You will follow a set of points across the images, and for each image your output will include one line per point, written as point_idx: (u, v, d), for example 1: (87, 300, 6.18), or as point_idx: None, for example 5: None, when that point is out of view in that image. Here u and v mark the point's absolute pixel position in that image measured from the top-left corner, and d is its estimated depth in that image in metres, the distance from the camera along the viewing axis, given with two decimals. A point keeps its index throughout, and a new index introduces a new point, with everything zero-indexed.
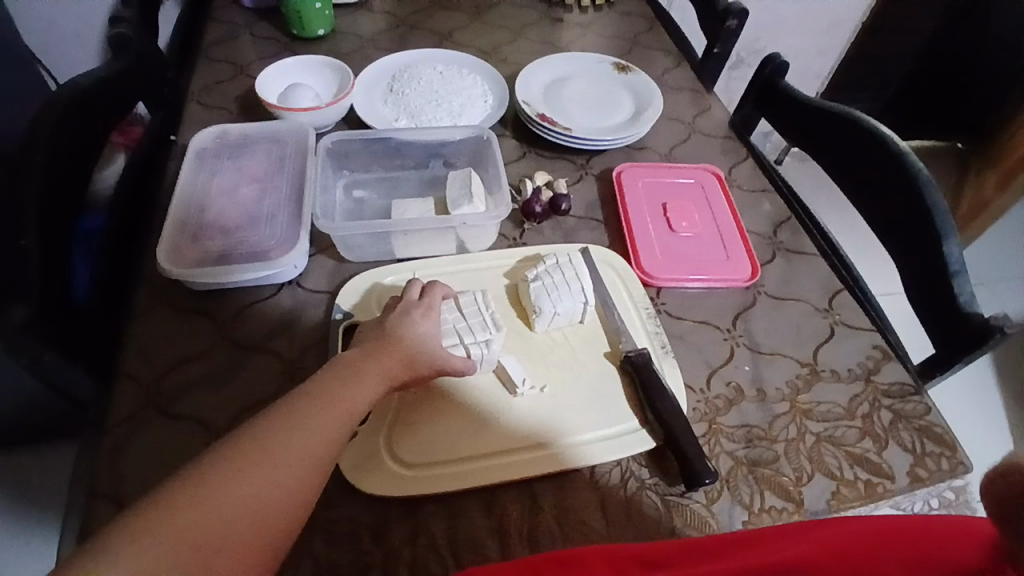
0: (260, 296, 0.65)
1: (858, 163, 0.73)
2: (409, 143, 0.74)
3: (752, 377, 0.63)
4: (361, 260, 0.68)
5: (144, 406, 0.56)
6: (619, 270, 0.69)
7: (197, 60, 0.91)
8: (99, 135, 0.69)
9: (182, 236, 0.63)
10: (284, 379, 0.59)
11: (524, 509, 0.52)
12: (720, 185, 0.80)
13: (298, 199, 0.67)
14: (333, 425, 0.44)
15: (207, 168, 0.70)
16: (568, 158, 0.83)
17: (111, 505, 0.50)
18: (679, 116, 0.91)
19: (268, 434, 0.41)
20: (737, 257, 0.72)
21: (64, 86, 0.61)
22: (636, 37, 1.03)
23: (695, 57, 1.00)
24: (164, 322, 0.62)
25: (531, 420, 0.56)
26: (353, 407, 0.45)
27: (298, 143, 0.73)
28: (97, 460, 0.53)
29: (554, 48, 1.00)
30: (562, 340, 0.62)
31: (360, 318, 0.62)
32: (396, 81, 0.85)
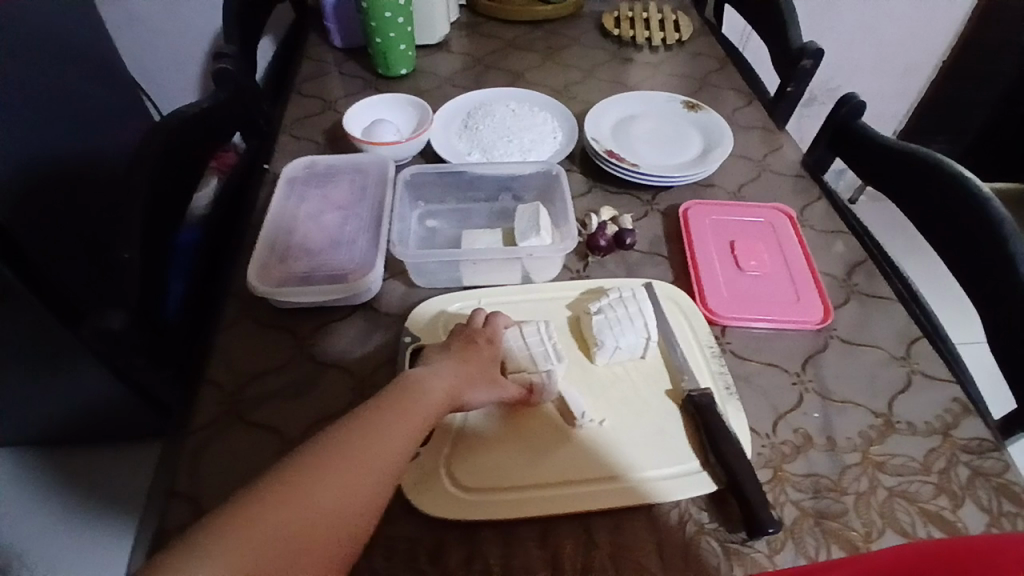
0: (335, 316, 0.69)
1: (939, 207, 0.71)
2: (481, 176, 0.77)
3: (820, 424, 0.61)
4: (431, 286, 0.71)
5: (226, 413, 0.61)
6: (682, 307, 0.69)
7: (290, 95, 0.99)
8: (201, 163, 0.76)
9: (270, 257, 0.68)
10: (353, 396, 0.62)
11: (578, 542, 0.52)
12: (790, 225, 0.78)
13: (376, 227, 0.71)
14: (394, 444, 0.45)
15: (295, 195, 0.75)
16: (634, 194, 0.84)
17: (192, 503, 0.54)
18: (749, 155, 0.90)
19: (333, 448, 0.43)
20: (806, 299, 0.70)
21: (178, 117, 0.68)
22: (706, 76, 1.04)
23: (766, 96, 1.00)
24: (248, 336, 0.67)
25: (589, 453, 0.56)
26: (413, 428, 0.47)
27: (378, 174, 0.77)
28: (183, 461, 0.57)
29: (623, 86, 1.02)
30: (623, 375, 0.62)
31: (427, 341, 0.65)
32: (470, 117, 0.90)
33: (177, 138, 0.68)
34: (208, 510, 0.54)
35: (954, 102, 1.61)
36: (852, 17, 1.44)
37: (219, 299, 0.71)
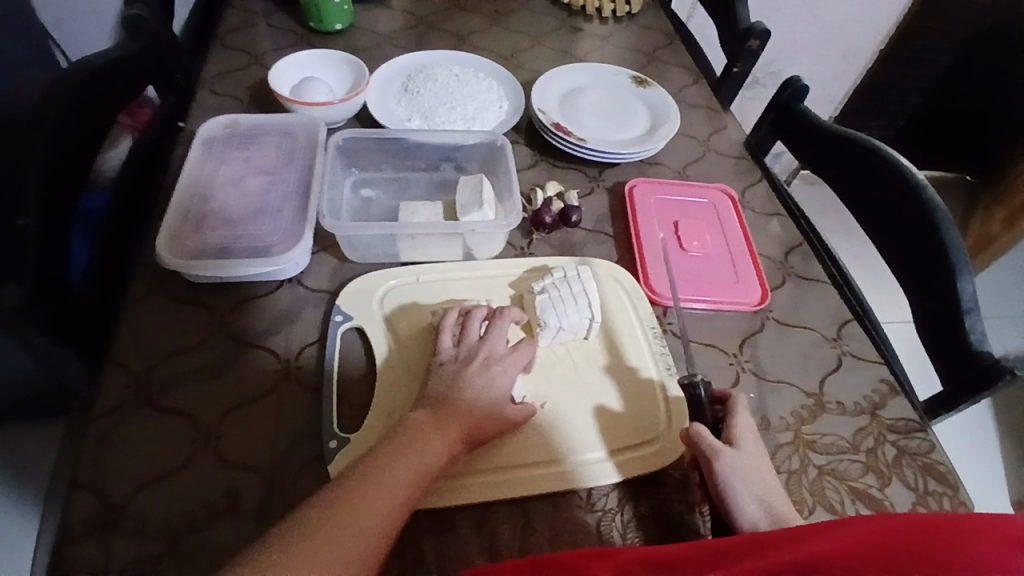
0: (260, 291, 0.63)
1: (873, 192, 0.72)
2: (421, 145, 0.73)
3: (755, 404, 0.61)
4: (365, 260, 0.67)
5: (136, 397, 0.55)
6: (626, 286, 0.68)
7: (212, 46, 0.90)
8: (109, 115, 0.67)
9: (184, 225, 0.62)
10: (279, 378, 0.57)
11: (517, 528, 0.50)
12: (732, 206, 0.78)
13: (305, 195, 0.66)
14: (414, 471, 0.45)
15: (213, 156, 0.68)
16: (580, 169, 0.82)
17: (97, 497, 0.49)
18: (694, 133, 0.90)
19: (354, 486, 0.43)
20: (746, 280, 0.71)
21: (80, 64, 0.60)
22: (655, 51, 1.02)
23: (712, 75, 0.99)
24: (160, 311, 0.61)
25: (531, 437, 0.55)
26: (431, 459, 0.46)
27: (307, 138, 0.71)
28: (85, 450, 0.51)
29: (572, 56, 0.99)
30: (566, 356, 0.61)
31: (361, 320, 0.61)
32: (411, 81, 0.84)
33: (82, 88, 0.60)
34: (114, 502, 0.49)
35: (883, 91, 1.68)
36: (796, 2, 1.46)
37: (128, 269, 0.64)
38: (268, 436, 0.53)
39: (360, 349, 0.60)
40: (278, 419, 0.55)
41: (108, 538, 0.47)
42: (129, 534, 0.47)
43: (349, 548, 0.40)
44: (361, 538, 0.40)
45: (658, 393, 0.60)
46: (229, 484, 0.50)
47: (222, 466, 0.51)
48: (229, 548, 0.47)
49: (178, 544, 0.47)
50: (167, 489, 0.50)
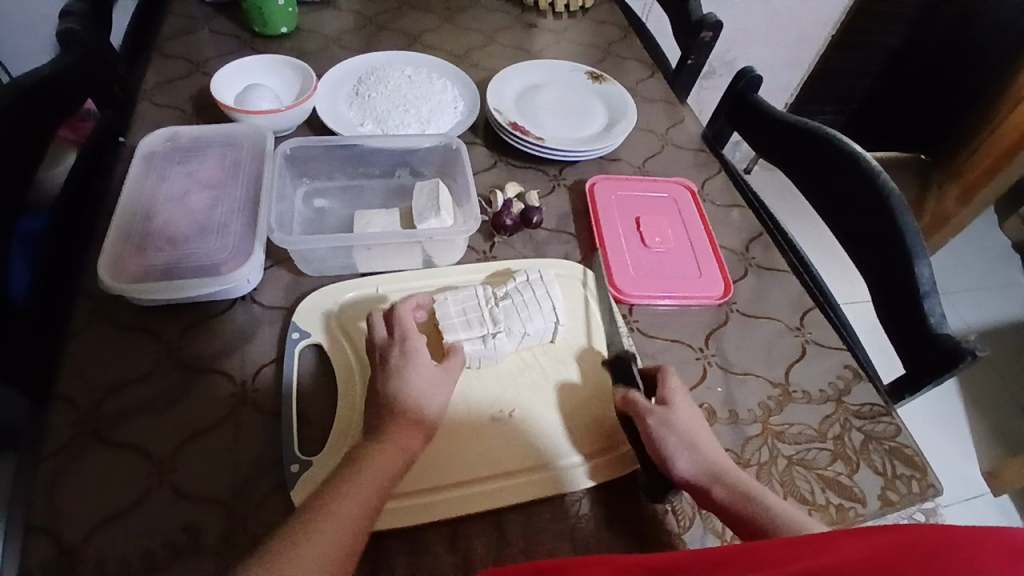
0: (212, 311, 0.61)
1: (829, 180, 0.73)
2: (374, 150, 0.70)
3: (723, 398, 0.61)
4: (321, 274, 0.64)
5: (84, 433, 0.52)
6: (591, 286, 0.67)
7: (150, 54, 0.86)
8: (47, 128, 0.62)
9: (126, 247, 0.59)
10: (235, 404, 0.55)
11: (491, 542, 0.49)
12: (693, 200, 0.78)
13: (253, 209, 0.63)
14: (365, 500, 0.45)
15: (155, 172, 0.65)
16: (540, 168, 0.81)
17: (47, 544, 0.46)
18: (652, 127, 0.90)
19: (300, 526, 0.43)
20: (709, 274, 0.71)
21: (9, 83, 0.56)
22: (610, 45, 1.01)
23: (668, 68, 0.99)
24: (105, 340, 0.58)
25: (500, 447, 0.54)
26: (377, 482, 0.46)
27: (254, 149, 0.68)
28: (34, 496, 0.48)
29: (527, 53, 0.97)
30: (533, 362, 0.60)
31: (320, 337, 0.59)
32: (362, 83, 0.82)
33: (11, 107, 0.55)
34: (66, 547, 0.46)
35: (836, 77, 1.71)
36: None
37: (70, 297, 0.60)
38: (228, 465, 0.51)
39: (321, 366, 0.57)
40: (237, 446, 0.52)
41: None
42: None
43: None
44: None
45: None
46: (188, 519, 0.48)
47: (179, 501, 0.49)
48: None
49: None
50: (124, 529, 0.47)
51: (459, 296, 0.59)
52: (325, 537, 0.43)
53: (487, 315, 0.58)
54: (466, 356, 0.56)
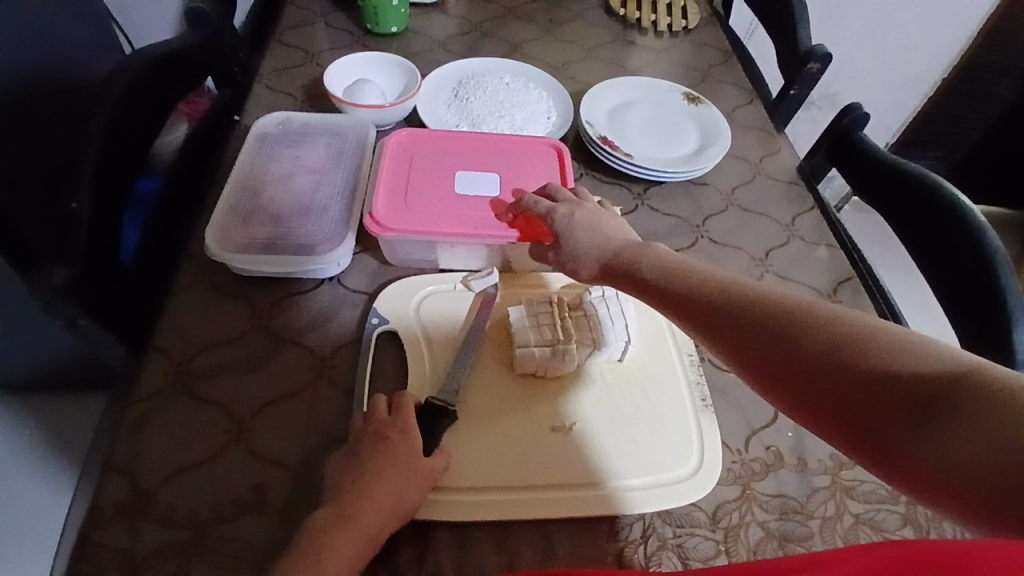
0: (301, 288, 0.64)
1: (929, 232, 0.69)
2: (457, 155, 0.68)
3: (793, 444, 0.59)
4: (405, 265, 0.66)
5: (175, 385, 0.56)
6: (666, 309, 0.66)
7: (271, 42, 0.92)
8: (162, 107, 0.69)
9: (234, 218, 0.63)
10: (311, 377, 0.58)
11: (537, 550, 0.49)
12: (552, 159, 0.69)
13: (350, 196, 0.67)
14: (403, 493, 0.47)
15: (267, 151, 0.70)
16: (626, 186, 0.81)
17: (128, 482, 0.50)
18: (745, 156, 0.88)
19: (339, 522, 0.45)
20: (510, 170, 0.68)
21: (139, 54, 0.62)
22: (710, 68, 1.00)
23: (767, 96, 0.97)
24: (204, 303, 0.62)
25: (555, 458, 0.54)
26: (410, 484, 0.48)
27: (357, 141, 0.73)
28: (121, 435, 0.52)
29: (624, 70, 0.97)
30: (599, 379, 0.59)
31: (397, 325, 0.60)
32: (462, 87, 0.85)
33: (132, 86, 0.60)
34: (145, 488, 0.50)
35: (946, 121, 1.61)
36: (855, 27, 1.45)
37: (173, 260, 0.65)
38: (298, 435, 0.54)
39: (395, 352, 0.60)
40: (307, 418, 0.55)
41: (135, 522, 0.48)
42: (156, 521, 0.48)
43: (339, 565, 0.43)
44: (349, 554, 0.44)
45: (691, 425, 0.58)
46: (260, 479, 0.51)
47: (252, 460, 0.52)
48: (255, 546, 0.48)
49: (203, 536, 0.48)
50: (199, 480, 0.51)
51: (533, 304, 0.60)
52: (376, 513, 0.46)
53: (559, 328, 0.58)
54: (534, 362, 0.57)
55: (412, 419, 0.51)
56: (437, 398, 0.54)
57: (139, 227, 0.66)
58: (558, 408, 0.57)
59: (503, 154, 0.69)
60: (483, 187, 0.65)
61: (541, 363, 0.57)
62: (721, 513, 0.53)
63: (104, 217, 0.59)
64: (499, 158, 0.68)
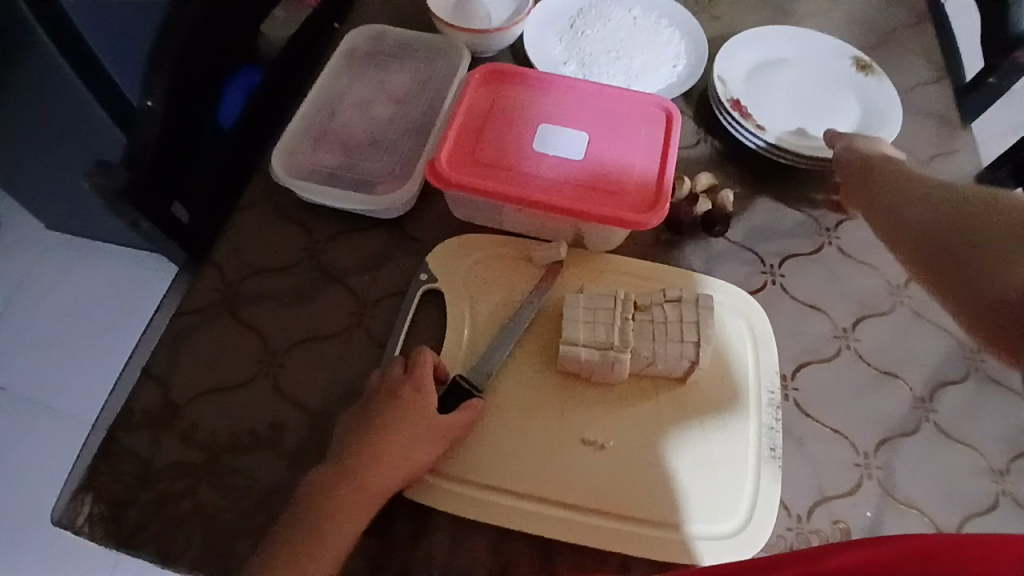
0: (358, 224, 0.61)
1: None
2: (549, 104, 0.59)
3: (868, 524, 0.49)
4: (468, 219, 0.60)
5: (220, 302, 0.56)
6: (754, 330, 0.56)
7: None
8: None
9: (303, 140, 0.60)
10: (347, 322, 0.55)
11: (534, 567, 0.45)
12: (658, 124, 0.58)
13: (424, 134, 0.61)
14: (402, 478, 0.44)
15: (351, 68, 0.65)
16: (746, 164, 0.67)
17: (161, 390, 0.51)
18: (912, 149, 0.70)
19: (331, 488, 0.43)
20: (607, 130, 0.58)
21: None
22: (897, 28, 0.79)
23: (962, 78, 0.76)
24: (264, 223, 0.61)
25: (579, 473, 0.48)
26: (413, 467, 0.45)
27: (446, 69, 0.65)
28: (163, 343, 0.53)
29: (783, 17, 0.80)
30: (651, 394, 0.51)
31: (444, 286, 0.56)
32: (580, 15, 0.73)
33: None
34: (174, 401, 0.51)
35: None
36: None
37: (241, 178, 0.63)
38: (321, 382, 0.52)
39: (435, 314, 0.55)
40: (335, 365, 0.53)
41: (160, 433, 0.49)
42: (177, 436, 0.49)
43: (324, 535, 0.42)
44: (334, 526, 0.42)
45: (747, 476, 0.49)
46: (278, 417, 0.51)
47: (274, 398, 0.51)
48: (259, 484, 0.48)
49: (215, 462, 0.48)
50: (221, 406, 0.51)
51: (594, 293, 0.52)
52: (370, 487, 0.44)
53: (616, 330, 0.50)
54: (578, 362, 0.50)
55: (432, 396, 0.47)
56: (465, 377, 0.50)
57: (239, 98, 0.62)
58: (595, 418, 0.50)
59: (601, 111, 0.59)
60: (570, 146, 0.56)
61: (588, 365, 0.50)
62: None
63: (207, 91, 0.56)
64: (595, 113, 0.58)
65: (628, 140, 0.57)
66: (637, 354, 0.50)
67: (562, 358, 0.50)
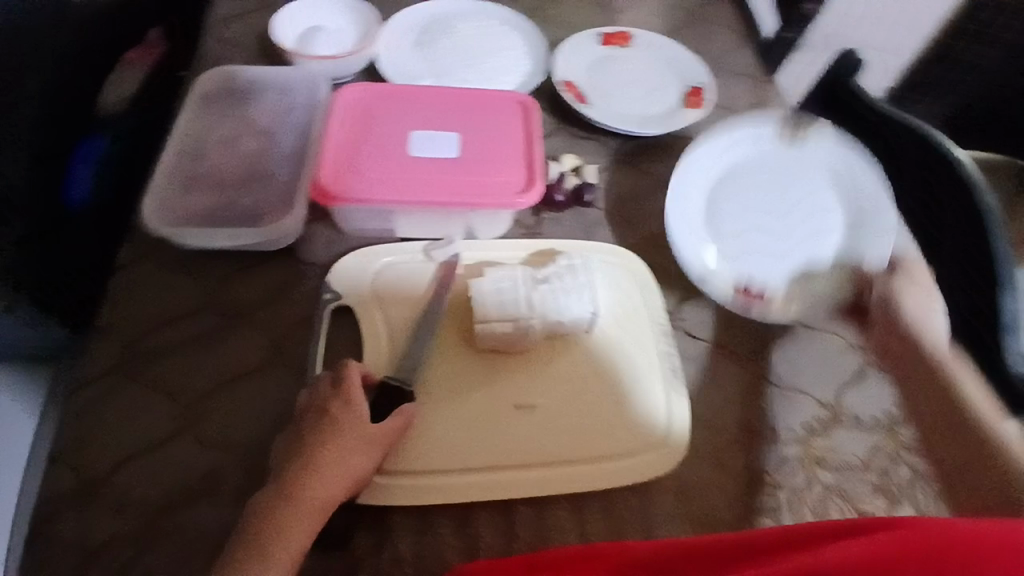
0: (253, 260, 0.61)
1: (926, 190, 0.65)
2: (415, 112, 0.63)
3: (766, 415, 0.57)
4: (361, 233, 0.62)
5: (119, 367, 0.54)
6: (639, 279, 0.63)
7: None
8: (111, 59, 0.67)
9: (174, 187, 0.59)
10: (262, 357, 0.55)
11: (498, 531, 0.48)
12: (517, 117, 0.64)
13: (299, 161, 0.62)
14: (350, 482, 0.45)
15: (209, 112, 0.65)
16: (602, 141, 0.76)
17: (77, 470, 0.48)
18: (730, 106, 0.82)
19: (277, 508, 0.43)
20: (474, 127, 0.63)
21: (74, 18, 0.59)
22: (698, 9, 0.93)
23: (758, 41, 0.90)
24: (149, 277, 0.59)
25: (520, 436, 0.52)
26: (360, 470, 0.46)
27: (308, 97, 0.67)
28: (67, 424, 0.50)
29: (605, 12, 0.90)
30: (566, 352, 0.57)
31: (353, 301, 0.57)
32: (426, 32, 0.78)
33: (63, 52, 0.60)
34: (93, 477, 0.48)
35: None
36: None
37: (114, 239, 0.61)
38: (249, 419, 0.52)
39: (351, 328, 0.57)
40: (261, 399, 0.53)
41: (85, 513, 0.46)
42: (103, 511, 0.47)
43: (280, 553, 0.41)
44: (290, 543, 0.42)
45: (659, 400, 0.56)
46: (210, 464, 0.49)
47: (200, 446, 0.50)
48: (205, 535, 0.46)
49: (151, 526, 0.46)
50: (144, 469, 0.49)
51: (496, 275, 0.57)
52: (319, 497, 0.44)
53: (522, 301, 0.55)
54: (496, 338, 0.54)
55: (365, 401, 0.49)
56: (393, 378, 0.52)
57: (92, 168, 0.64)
58: (523, 384, 0.55)
59: (464, 111, 0.64)
60: (443, 146, 0.61)
61: (506, 338, 0.54)
62: (686, 489, 0.52)
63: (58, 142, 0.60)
64: (460, 114, 0.63)
65: (494, 133, 0.62)
66: (545, 318, 0.55)
67: (480, 337, 0.54)
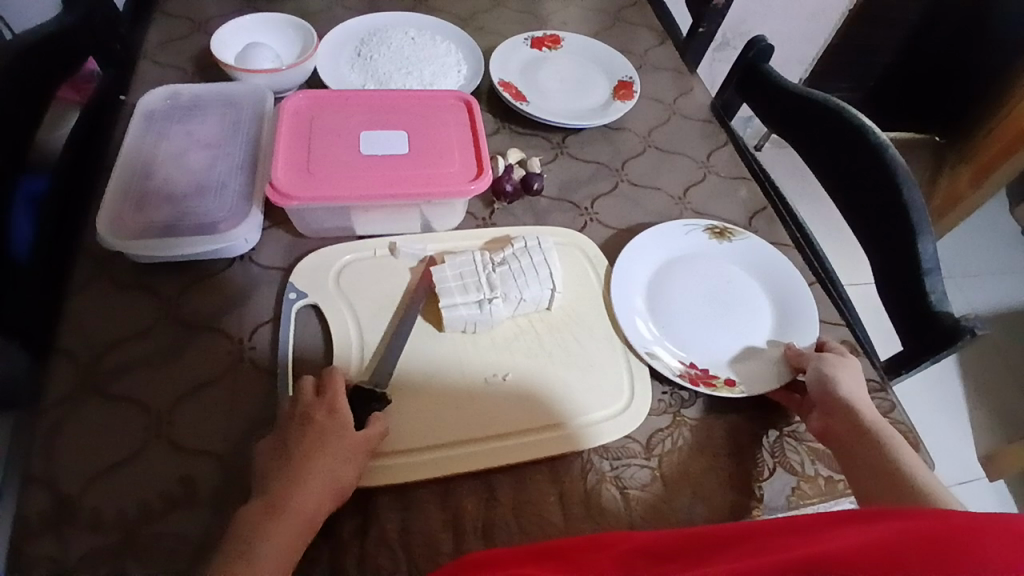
0: (212, 270, 0.61)
1: (839, 156, 0.71)
2: (361, 115, 0.65)
3: None
4: (319, 234, 0.64)
5: (83, 386, 0.53)
6: (590, 257, 0.67)
7: (152, 13, 0.84)
8: (42, 92, 0.62)
9: (125, 204, 0.59)
10: (229, 361, 0.55)
11: (480, 501, 0.50)
12: (460, 113, 0.67)
13: (251, 170, 0.63)
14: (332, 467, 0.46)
15: (154, 130, 0.65)
16: (544, 135, 0.80)
17: (49, 490, 0.47)
18: (659, 96, 0.88)
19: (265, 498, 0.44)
20: (419, 125, 0.65)
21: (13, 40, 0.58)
22: (620, 11, 0.99)
23: (678, 36, 0.97)
24: (106, 297, 0.58)
25: (493, 409, 0.54)
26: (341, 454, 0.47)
27: (254, 109, 0.68)
28: (32, 447, 0.49)
29: (534, 18, 0.95)
30: (528, 328, 0.60)
31: (318, 300, 0.59)
32: (365, 44, 0.81)
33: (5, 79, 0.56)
34: (68, 495, 0.47)
35: (853, 51, 1.66)
36: None
37: (69, 261, 0.60)
38: (223, 422, 0.52)
39: (318, 326, 0.58)
40: (233, 401, 0.53)
41: (62, 532, 0.45)
42: (81, 527, 0.46)
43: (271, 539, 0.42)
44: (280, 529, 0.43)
45: (620, 364, 0.59)
46: (187, 469, 0.49)
47: (175, 453, 0.50)
48: (188, 538, 0.46)
49: (132, 536, 0.46)
50: (119, 482, 0.48)
51: (456, 261, 0.59)
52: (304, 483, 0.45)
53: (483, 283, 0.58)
54: (461, 320, 0.57)
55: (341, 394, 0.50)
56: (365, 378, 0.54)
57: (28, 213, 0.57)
58: (491, 362, 0.57)
59: (408, 111, 0.66)
60: (391, 144, 0.63)
61: (471, 318, 0.57)
62: (655, 442, 0.55)
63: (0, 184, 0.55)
64: (405, 114, 0.66)
65: (439, 129, 0.65)
66: (506, 296, 0.58)
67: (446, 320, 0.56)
